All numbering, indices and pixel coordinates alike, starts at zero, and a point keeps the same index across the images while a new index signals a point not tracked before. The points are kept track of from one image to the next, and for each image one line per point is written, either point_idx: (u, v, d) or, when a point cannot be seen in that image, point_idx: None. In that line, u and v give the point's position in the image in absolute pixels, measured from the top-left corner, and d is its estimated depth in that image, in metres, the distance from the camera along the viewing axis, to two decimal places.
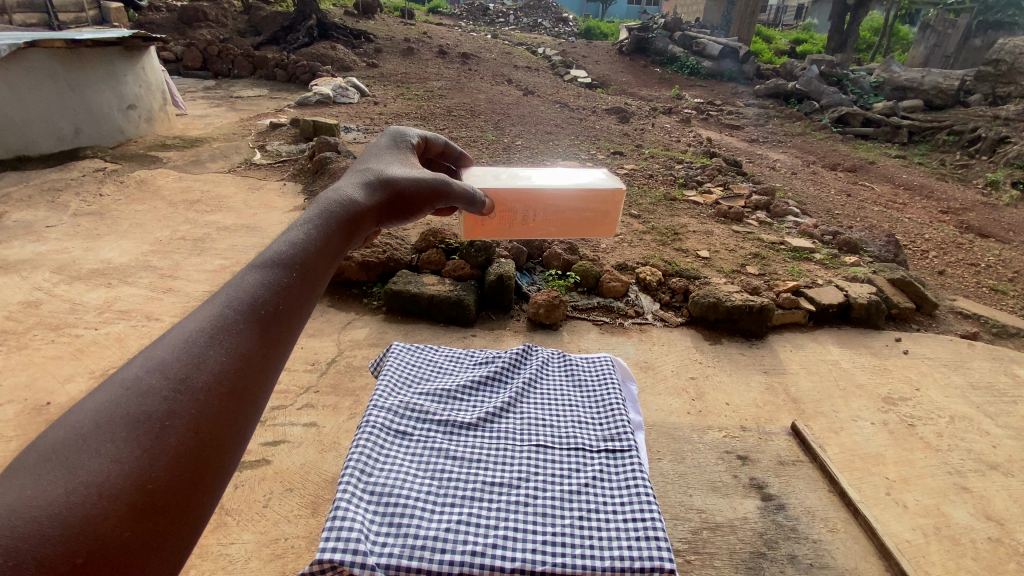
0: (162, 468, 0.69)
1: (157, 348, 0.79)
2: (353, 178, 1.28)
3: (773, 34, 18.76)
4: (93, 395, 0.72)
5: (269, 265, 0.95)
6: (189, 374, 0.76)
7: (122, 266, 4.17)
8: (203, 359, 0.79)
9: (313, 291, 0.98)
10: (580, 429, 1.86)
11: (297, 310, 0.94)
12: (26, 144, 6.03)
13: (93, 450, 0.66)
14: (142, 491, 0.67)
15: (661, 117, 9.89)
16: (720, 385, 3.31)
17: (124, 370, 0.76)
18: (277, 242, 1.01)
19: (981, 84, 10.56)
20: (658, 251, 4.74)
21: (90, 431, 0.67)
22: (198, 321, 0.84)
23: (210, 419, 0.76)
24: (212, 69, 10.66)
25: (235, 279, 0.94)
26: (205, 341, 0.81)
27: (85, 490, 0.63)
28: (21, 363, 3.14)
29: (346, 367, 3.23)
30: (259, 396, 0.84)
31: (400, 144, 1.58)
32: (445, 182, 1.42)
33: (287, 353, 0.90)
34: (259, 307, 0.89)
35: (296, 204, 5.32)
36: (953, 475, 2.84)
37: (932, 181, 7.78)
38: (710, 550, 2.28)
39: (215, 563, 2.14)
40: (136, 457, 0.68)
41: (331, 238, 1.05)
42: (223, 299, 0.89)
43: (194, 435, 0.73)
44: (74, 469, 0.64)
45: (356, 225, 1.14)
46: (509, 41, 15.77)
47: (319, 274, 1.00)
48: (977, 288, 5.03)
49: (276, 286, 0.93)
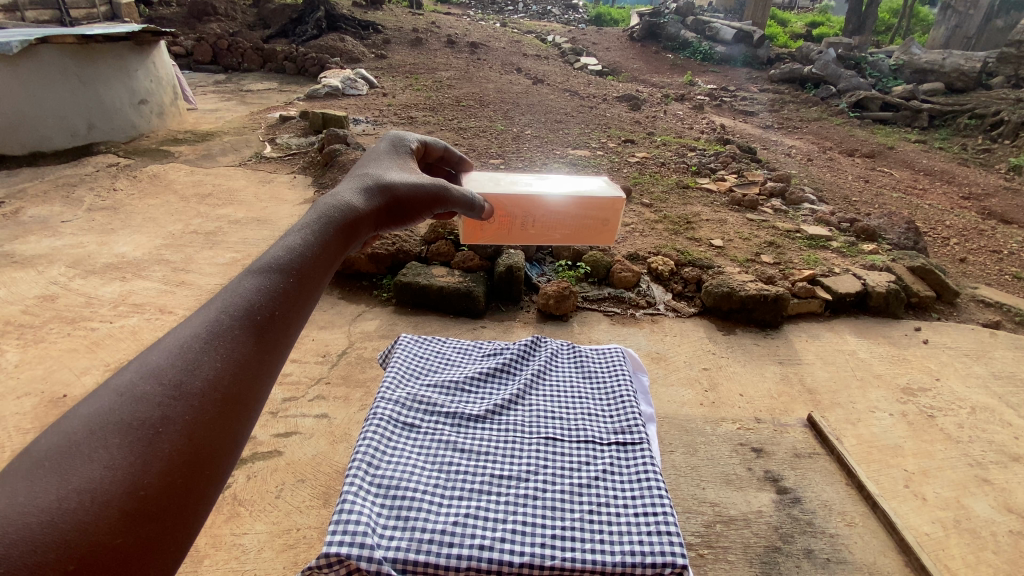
0: (155, 475, 0.68)
1: (152, 352, 0.77)
2: (351, 183, 1.25)
3: (788, 17, 18.34)
4: (88, 399, 0.70)
5: (267, 269, 0.93)
6: (184, 380, 0.75)
7: (136, 261, 4.20)
8: (198, 365, 0.77)
9: (310, 296, 0.96)
10: (590, 422, 1.83)
11: (293, 317, 0.91)
12: (39, 140, 6.14)
13: (85, 456, 0.65)
14: (134, 498, 0.65)
15: (673, 104, 9.72)
16: (734, 376, 3.26)
17: (119, 373, 0.74)
18: (274, 247, 0.98)
19: (1004, 67, 10.23)
20: (671, 240, 4.68)
21: (84, 435, 0.65)
22: (195, 325, 0.82)
23: (206, 427, 0.74)
24: (221, 63, 10.68)
25: (231, 283, 0.91)
26: (202, 346, 0.79)
27: (78, 497, 0.62)
28: (38, 357, 3.18)
29: (357, 359, 3.23)
30: (256, 403, 0.82)
31: (399, 149, 1.55)
32: (444, 187, 1.39)
33: (283, 359, 0.88)
34: (256, 312, 0.87)
35: (307, 196, 5.33)
36: (974, 466, 2.77)
37: (953, 167, 7.59)
38: (723, 544, 2.25)
39: (229, 553, 2.15)
40: (130, 464, 0.66)
41: (328, 244, 1.03)
42: (220, 304, 0.87)
43: (189, 442, 0.72)
44: (66, 475, 0.63)
45: (355, 229, 1.12)
46: (519, 30, 15.62)
47: (317, 278, 0.97)
48: (999, 276, 4.89)
49: (273, 291, 0.91)
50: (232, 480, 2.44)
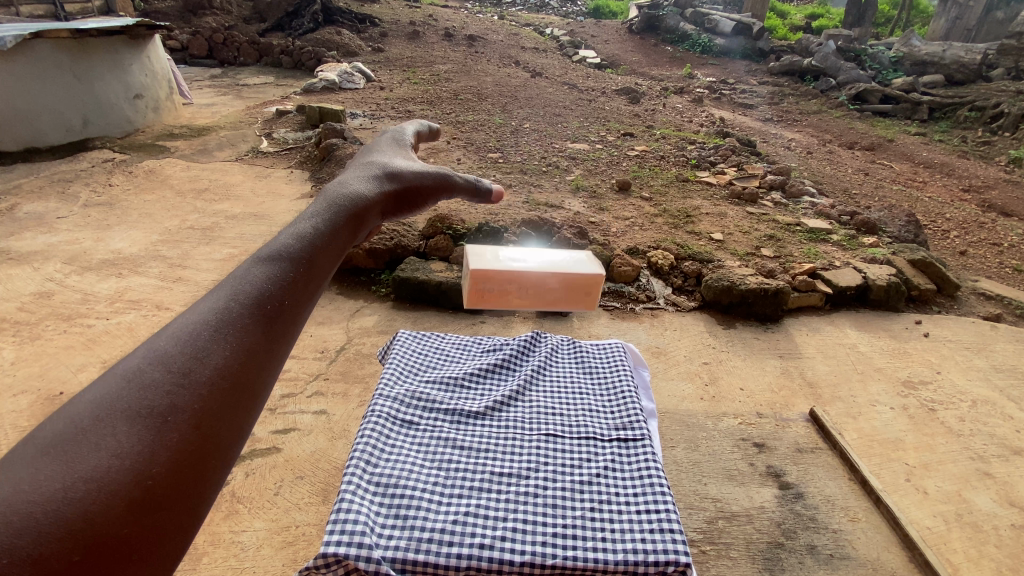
0: (162, 465, 0.59)
1: (161, 334, 0.69)
2: (357, 173, 1.23)
3: (787, 9, 18.23)
4: (93, 385, 0.63)
5: (282, 244, 0.84)
6: (193, 363, 0.66)
7: (132, 256, 4.17)
8: (207, 346, 0.68)
9: (327, 266, 0.85)
10: (591, 417, 1.80)
11: (310, 288, 0.81)
12: (34, 135, 6.07)
13: (89, 445, 0.57)
14: (139, 488, 0.57)
15: (672, 97, 9.67)
16: (734, 370, 3.24)
17: (127, 358, 0.67)
18: (289, 225, 0.89)
19: (1004, 59, 10.17)
20: (670, 233, 4.66)
21: (89, 423, 0.58)
22: (207, 304, 0.74)
23: (217, 411, 0.64)
24: (217, 57, 10.60)
25: (244, 260, 0.83)
26: (214, 325, 0.70)
27: (81, 487, 0.54)
28: (34, 355, 3.15)
29: (355, 355, 3.21)
30: (269, 381, 0.71)
31: (399, 141, 1.52)
32: (448, 174, 1.35)
33: (299, 334, 0.77)
34: (270, 286, 0.78)
35: (304, 191, 5.30)
36: (975, 460, 2.76)
37: (953, 159, 7.56)
38: (725, 540, 2.23)
39: (227, 550, 2.13)
40: (136, 452, 0.58)
41: (344, 219, 0.94)
42: (234, 280, 0.78)
43: (197, 430, 0.62)
44: (70, 464, 0.55)
45: (373, 207, 1.04)
46: (517, 22, 15.51)
47: (334, 252, 0.87)
48: (1000, 268, 4.88)
49: (286, 263, 0.81)
50: (231, 477, 2.43)
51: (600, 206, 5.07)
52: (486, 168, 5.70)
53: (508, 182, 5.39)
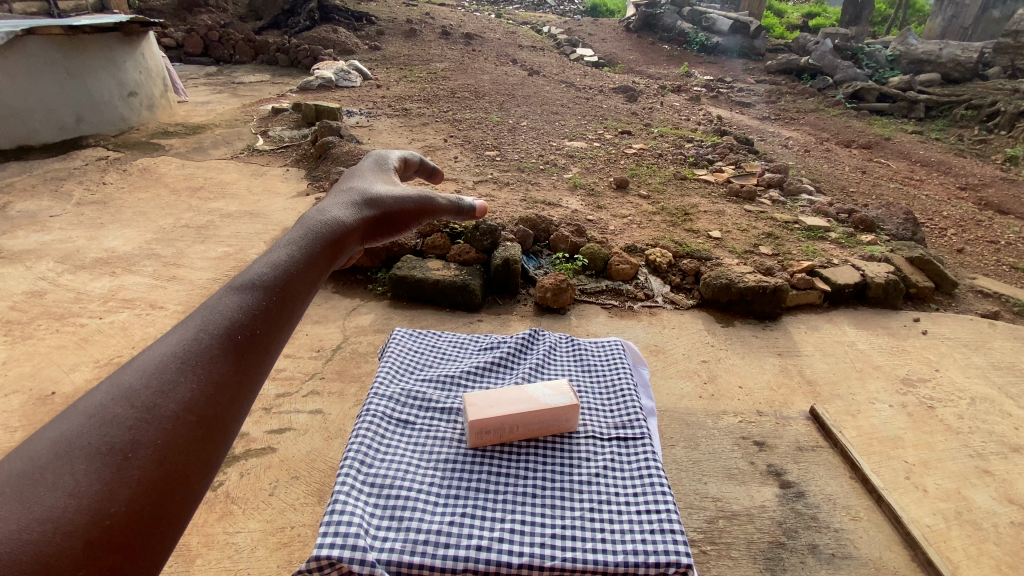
0: (122, 504, 0.62)
1: (125, 372, 0.72)
2: (339, 198, 1.22)
3: (784, 7, 18.20)
4: (54, 423, 0.65)
5: (249, 285, 0.88)
6: (157, 403, 0.69)
7: (127, 255, 4.14)
8: (173, 387, 0.71)
9: (294, 310, 0.90)
10: (591, 416, 1.77)
11: (275, 332, 0.85)
12: (27, 133, 6.01)
13: (50, 483, 0.59)
14: (98, 527, 0.60)
15: (670, 95, 9.63)
16: (733, 368, 3.22)
17: (88, 397, 0.69)
18: (257, 264, 0.93)
19: (1000, 57, 10.21)
20: (668, 232, 4.63)
21: (50, 462, 0.60)
22: (171, 344, 0.77)
23: (179, 449, 0.68)
24: (212, 55, 10.54)
25: (212, 299, 0.87)
26: (177, 367, 0.74)
27: (39, 527, 0.56)
28: (26, 354, 3.11)
29: (351, 354, 3.17)
30: (235, 423, 0.75)
31: (384, 168, 1.50)
32: (431, 196, 1.34)
33: (263, 379, 0.81)
34: (236, 331, 0.82)
35: (300, 189, 5.26)
36: (974, 458, 2.74)
37: (950, 157, 7.56)
38: (726, 540, 2.21)
39: (221, 552, 2.10)
40: (96, 491, 0.61)
41: (315, 257, 0.97)
42: (199, 322, 0.82)
43: (158, 467, 0.66)
44: (28, 504, 0.57)
45: (344, 243, 1.07)
46: (514, 20, 15.45)
47: (303, 291, 0.91)
48: (997, 266, 4.87)
49: (254, 309, 0.85)
50: (226, 477, 2.40)
51: (597, 204, 5.05)
52: (483, 166, 5.66)
53: (506, 179, 5.36)
